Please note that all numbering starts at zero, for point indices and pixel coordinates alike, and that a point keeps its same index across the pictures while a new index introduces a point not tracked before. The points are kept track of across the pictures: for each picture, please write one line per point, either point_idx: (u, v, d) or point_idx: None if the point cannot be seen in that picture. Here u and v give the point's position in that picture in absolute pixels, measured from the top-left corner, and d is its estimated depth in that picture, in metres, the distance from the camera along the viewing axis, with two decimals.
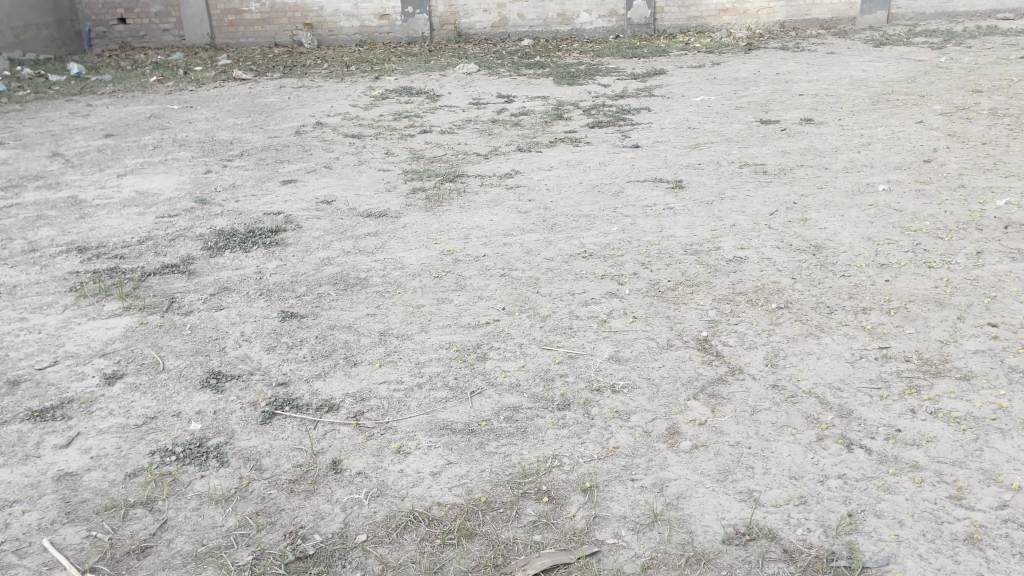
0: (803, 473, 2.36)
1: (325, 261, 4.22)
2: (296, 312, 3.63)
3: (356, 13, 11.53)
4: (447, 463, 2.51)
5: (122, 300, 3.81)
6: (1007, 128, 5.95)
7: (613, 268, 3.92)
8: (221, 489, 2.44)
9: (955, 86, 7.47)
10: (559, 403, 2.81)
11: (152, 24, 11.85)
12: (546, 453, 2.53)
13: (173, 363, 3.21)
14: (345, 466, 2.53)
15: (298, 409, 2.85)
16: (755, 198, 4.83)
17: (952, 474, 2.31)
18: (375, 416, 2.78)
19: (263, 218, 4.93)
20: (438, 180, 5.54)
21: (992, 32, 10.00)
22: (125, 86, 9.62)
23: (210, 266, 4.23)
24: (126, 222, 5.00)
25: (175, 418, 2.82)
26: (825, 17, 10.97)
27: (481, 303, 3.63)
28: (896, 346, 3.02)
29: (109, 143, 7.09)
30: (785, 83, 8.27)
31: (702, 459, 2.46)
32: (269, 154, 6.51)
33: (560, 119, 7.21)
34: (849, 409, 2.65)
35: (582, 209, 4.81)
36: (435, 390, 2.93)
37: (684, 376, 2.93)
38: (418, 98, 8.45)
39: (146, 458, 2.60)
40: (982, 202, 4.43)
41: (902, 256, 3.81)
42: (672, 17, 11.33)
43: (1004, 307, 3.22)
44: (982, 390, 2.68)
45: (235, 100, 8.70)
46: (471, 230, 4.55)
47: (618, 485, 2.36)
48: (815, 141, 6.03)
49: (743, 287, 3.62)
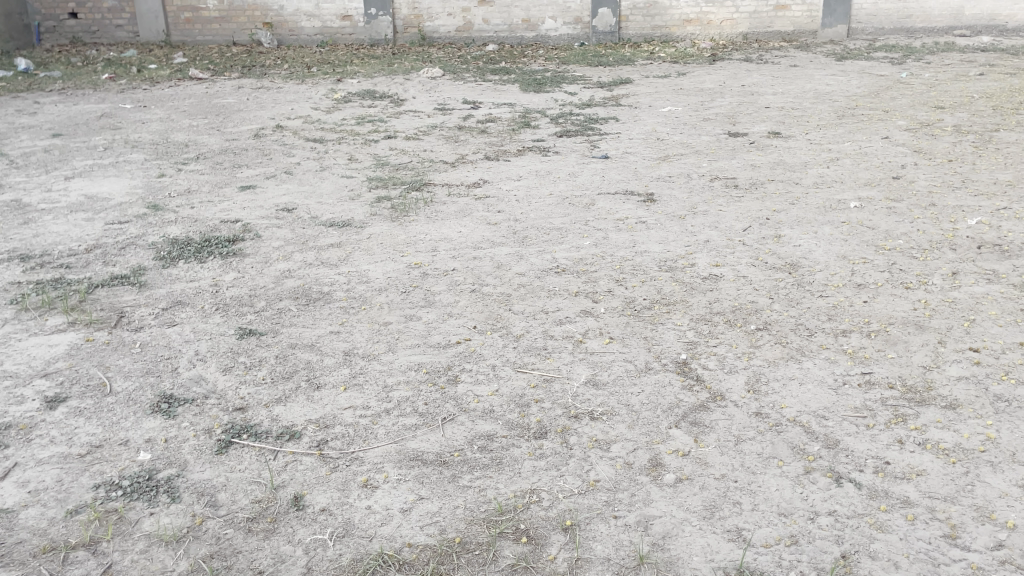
0: (793, 510, 2.26)
1: (286, 273, 4.03)
2: (254, 329, 3.44)
3: (318, 14, 11.28)
4: (418, 498, 2.36)
5: (67, 315, 3.57)
6: (972, 145, 5.99)
7: (588, 284, 3.81)
8: (172, 529, 2.25)
9: (917, 102, 7.53)
10: (535, 432, 2.67)
11: (105, 19, 11.49)
12: (523, 487, 2.39)
13: (120, 385, 2.99)
14: (307, 502, 2.36)
15: (256, 438, 2.66)
16: (727, 212, 4.76)
17: (944, 510, 2.23)
18: (340, 445, 2.62)
19: (220, 226, 4.71)
20: (404, 189, 5.37)
21: (949, 48, 10.16)
22: (76, 83, 9.26)
23: (162, 277, 4.01)
24: (72, 228, 4.74)
25: (122, 447, 2.61)
26: (787, 30, 11.05)
27: (451, 320, 3.48)
28: (878, 371, 2.94)
29: (56, 143, 6.77)
30: (751, 95, 8.26)
31: (686, 493, 2.35)
32: (227, 158, 6.27)
33: (527, 128, 7.08)
34: (836, 440, 2.56)
35: (553, 221, 4.69)
36: (404, 416, 2.77)
37: (665, 402, 2.81)
38: (382, 102, 8.26)
39: (90, 493, 2.39)
40: (954, 221, 4.42)
41: (878, 276, 3.76)
42: (637, 26, 11.26)
43: (984, 332, 3.18)
44: (969, 420, 2.62)
45: (190, 101, 8.40)
46: (438, 242, 4.40)
47: (601, 523, 2.23)
48: (784, 154, 6.00)
49: (720, 307, 3.53)
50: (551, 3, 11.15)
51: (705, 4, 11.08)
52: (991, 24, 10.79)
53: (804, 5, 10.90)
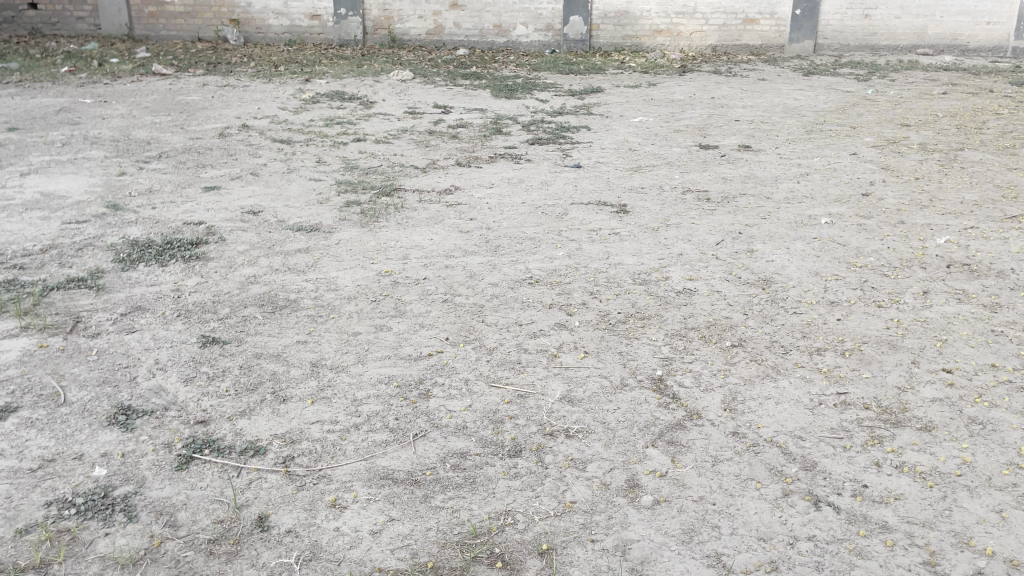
0: (772, 535, 2.22)
1: (251, 278, 3.91)
2: (218, 337, 3.32)
3: (286, 12, 11.10)
4: (389, 520, 2.27)
5: (19, 319, 3.41)
6: (938, 163, 6.06)
7: (561, 297, 3.75)
8: (128, 550, 2.14)
9: (884, 118, 7.62)
10: (510, 450, 2.60)
11: (66, 10, 11.17)
12: (498, 509, 2.32)
13: (75, 394, 2.86)
14: (273, 523, 2.26)
15: (219, 453, 2.55)
16: (699, 225, 4.75)
17: (923, 536, 2.21)
18: (307, 462, 2.52)
19: (183, 228, 4.57)
20: (374, 194, 5.27)
21: (913, 66, 10.35)
22: (33, 75, 8.98)
23: (121, 281, 3.87)
24: (27, 227, 4.56)
25: (76, 461, 2.49)
26: (755, 43, 11.14)
27: (422, 332, 3.39)
28: (854, 392, 2.93)
29: (11, 137, 6.55)
30: (721, 107, 8.30)
31: (664, 517, 2.30)
32: (190, 157, 6.11)
33: (499, 134, 7.03)
34: (814, 461, 2.53)
35: (526, 230, 4.64)
36: (374, 432, 2.68)
37: (641, 420, 2.76)
38: (351, 103, 8.15)
39: (41, 511, 2.27)
40: (923, 239, 4.45)
41: (851, 293, 3.77)
42: (608, 34, 11.25)
43: (956, 353, 3.18)
44: (944, 443, 2.61)
45: (153, 97, 8.19)
46: (409, 249, 4.32)
47: (577, 548, 2.18)
48: (754, 168, 6.02)
49: (694, 322, 3.51)
50: (522, 9, 11.11)
51: (675, 16, 11.11)
52: (952, 44, 11.00)
53: (772, 20, 11.03)
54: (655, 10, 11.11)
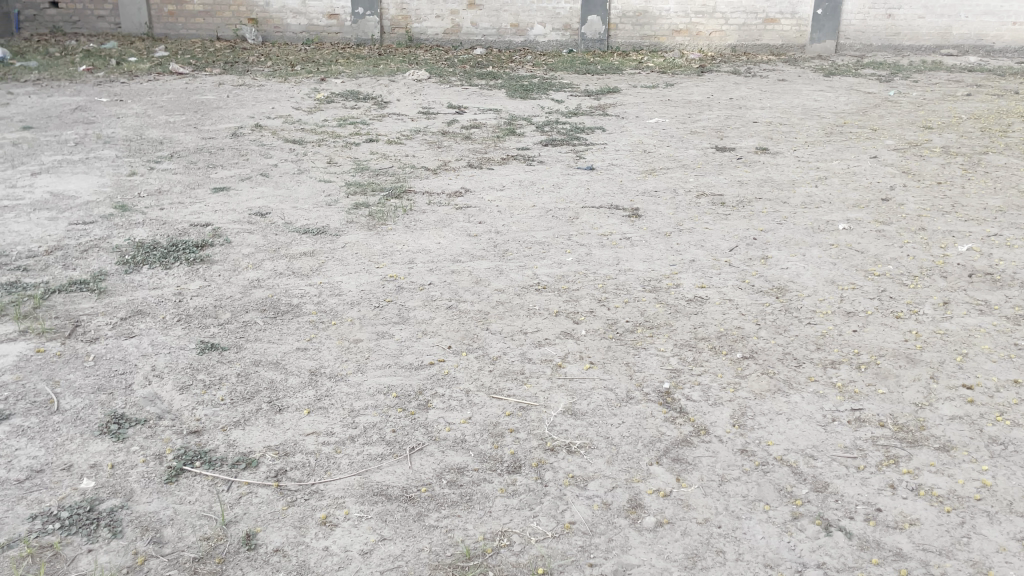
0: (779, 561, 2.12)
1: (254, 283, 3.85)
2: (217, 343, 3.26)
3: (304, 11, 11.08)
4: (380, 539, 2.20)
5: (18, 323, 3.37)
6: (961, 167, 5.90)
7: (569, 303, 3.66)
8: (110, 569, 2.08)
9: (906, 121, 7.45)
10: (509, 465, 2.52)
11: (87, 9, 11.23)
12: (493, 529, 2.24)
13: (68, 402, 2.81)
14: (260, 541, 2.19)
15: (209, 465, 2.49)
16: (713, 230, 4.64)
17: (939, 565, 2.10)
18: (299, 476, 2.45)
19: (189, 230, 4.53)
20: (383, 196, 5.21)
21: (937, 66, 10.15)
22: (52, 73, 9.02)
23: (124, 284, 3.82)
24: (34, 227, 4.54)
25: (64, 472, 2.43)
26: (776, 43, 10.97)
27: (424, 339, 3.32)
28: (870, 408, 2.81)
29: (25, 136, 6.55)
30: (739, 108, 8.17)
31: (667, 540, 2.20)
32: (201, 157, 6.08)
33: (513, 135, 6.95)
34: (825, 482, 2.43)
35: (536, 234, 4.55)
36: (370, 445, 2.61)
37: (646, 436, 2.67)
38: (365, 103, 8.10)
39: (24, 525, 2.22)
40: (944, 246, 4.31)
41: (868, 303, 3.65)
42: (626, 34, 11.13)
43: (978, 367, 3.06)
44: (963, 464, 2.49)
45: (169, 96, 8.19)
46: (416, 253, 4.25)
47: (574, 572, 2.09)
48: (772, 171, 5.89)
49: (705, 332, 3.40)
50: (540, 9, 11.01)
51: (694, 15, 10.97)
52: (978, 44, 10.77)
53: (793, 19, 10.85)
54: (674, 9, 10.98)
